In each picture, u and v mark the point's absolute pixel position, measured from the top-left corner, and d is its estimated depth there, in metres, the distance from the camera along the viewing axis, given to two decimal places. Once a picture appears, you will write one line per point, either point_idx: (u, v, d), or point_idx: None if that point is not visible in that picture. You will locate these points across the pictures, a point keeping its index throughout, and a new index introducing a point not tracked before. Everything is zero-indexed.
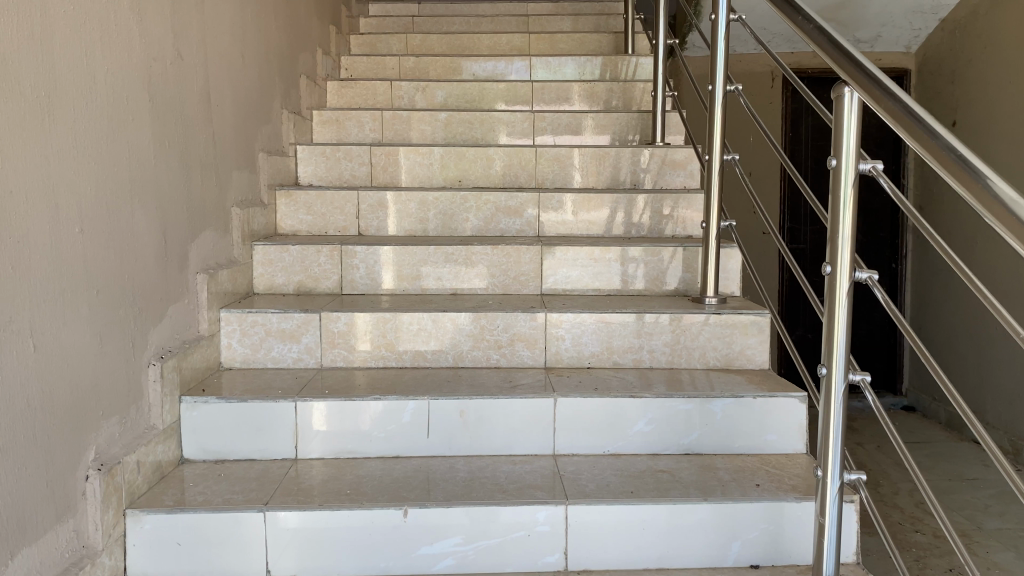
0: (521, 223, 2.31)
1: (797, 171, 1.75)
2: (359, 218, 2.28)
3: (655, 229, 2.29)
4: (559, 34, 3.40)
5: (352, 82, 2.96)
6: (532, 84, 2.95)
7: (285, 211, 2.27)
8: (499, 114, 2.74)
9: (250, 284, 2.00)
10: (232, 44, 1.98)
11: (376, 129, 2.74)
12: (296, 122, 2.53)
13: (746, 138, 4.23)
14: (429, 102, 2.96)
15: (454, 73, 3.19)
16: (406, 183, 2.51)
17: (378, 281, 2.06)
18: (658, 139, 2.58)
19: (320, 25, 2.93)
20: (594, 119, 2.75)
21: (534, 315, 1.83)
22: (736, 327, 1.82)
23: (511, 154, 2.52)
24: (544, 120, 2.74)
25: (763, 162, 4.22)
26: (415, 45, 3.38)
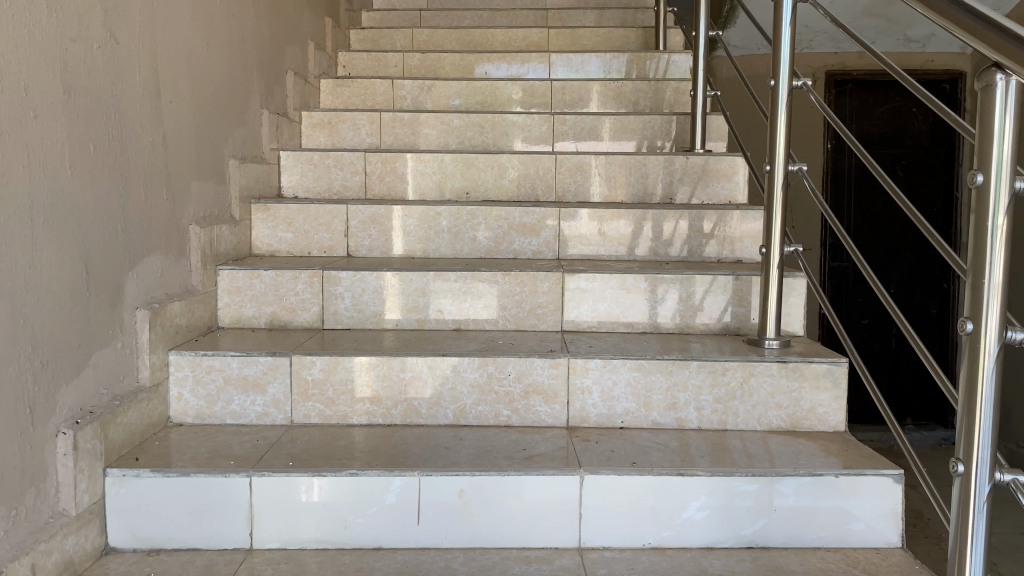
0: (538, 243, 1.96)
1: (866, 153, 1.38)
2: (347, 236, 1.94)
3: (695, 251, 1.94)
4: (581, 29, 3.05)
5: (349, 80, 2.63)
6: (551, 83, 2.60)
7: (261, 228, 1.93)
8: (513, 117, 2.40)
9: (212, 317, 1.67)
10: (193, 29, 1.65)
11: (374, 133, 2.40)
12: (280, 124, 2.20)
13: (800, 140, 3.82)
14: (435, 103, 2.62)
15: (465, 72, 2.85)
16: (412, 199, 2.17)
17: (367, 314, 1.72)
18: (698, 146, 2.23)
19: (314, 17, 2.60)
20: (623, 123, 2.40)
21: (554, 361, 1.48)
22: (805, 378, 1.47)
23: (527, 161, 2.17)
24: (564, 123, 2.40)
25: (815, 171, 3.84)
26: (421, 41, 3.05)
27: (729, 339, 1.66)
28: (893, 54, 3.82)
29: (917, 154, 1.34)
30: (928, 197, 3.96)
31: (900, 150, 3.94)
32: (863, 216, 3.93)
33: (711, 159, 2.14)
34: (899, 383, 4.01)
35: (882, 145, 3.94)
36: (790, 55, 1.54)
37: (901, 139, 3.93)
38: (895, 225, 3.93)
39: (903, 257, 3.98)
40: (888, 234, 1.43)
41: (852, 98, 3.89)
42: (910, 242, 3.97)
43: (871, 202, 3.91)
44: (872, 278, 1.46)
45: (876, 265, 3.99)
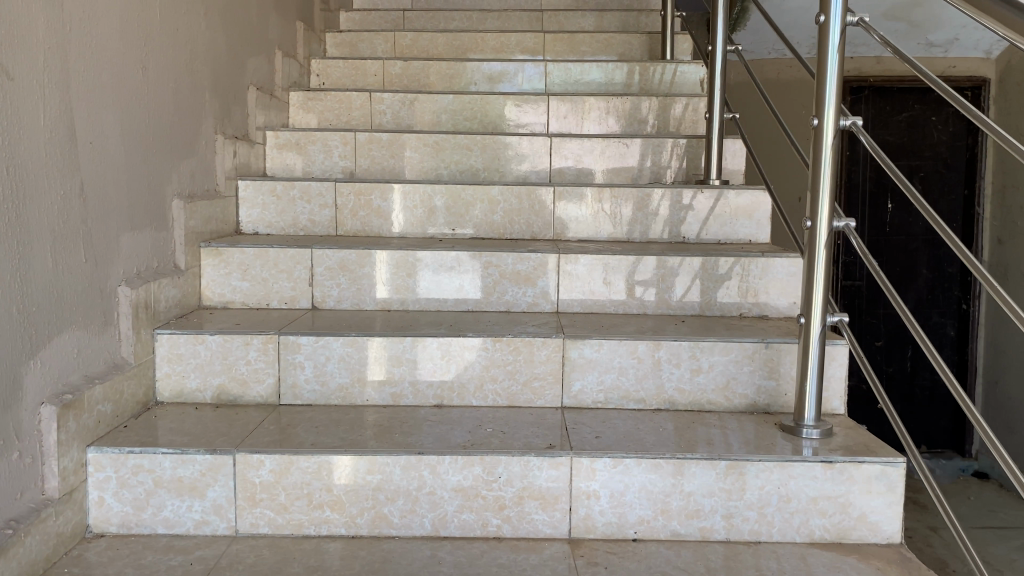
0: (533, 294, 1.70)
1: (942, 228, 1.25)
2: (312, 285, 1.68)
3: (712, 305, 1.69)
4: (580, 33, 2.80)
5: (321, 91, 2.35)
6: (548, 98, 2.34)
7: (211, 276, 1.67)
8: (506, 138, 2.14)
9: (145, 392, 1.41)
10: (125, 52, 1.38)
11: (348, 155, 2.14)
12: (239, 148, 1.94)
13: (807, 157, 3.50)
14: (418, 118, 2.36)
15: (453, 81, 2.58)
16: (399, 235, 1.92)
17: (331, 387, 1.46)
18: (713, 177, 1.99)
19: (282, 22, 2.33)
20: (627, 146, 2.14)
21: (554, 461, 1.22)
22: (855, 481, 1.23)
23: (522, 193, 1.91)
24: (562, 145, 2.14)
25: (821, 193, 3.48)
26: (404, 45, 2.79)
27: (759, 421, 1.40)
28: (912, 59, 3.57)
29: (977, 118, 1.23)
30: (946, 211, 3.73)
31: (919, 162, 3.70)
32: (878, 232, 3.70)
33: (728, 194, 1.90)
34: (915, 409, 3.80)
35: (899, 156, 3.69)
36: (839, 88, 1.29)
37: (920, 150, 3.69)
38: (912, 241, 3.71)
39: (920, 275, 3.76)
40: (933, 217, 1.32)
41: (868, 106, 3.65)
42: (928, 260, 3.74)
43: (887, 216, 3.69)
44: (929, 346, 1.25)
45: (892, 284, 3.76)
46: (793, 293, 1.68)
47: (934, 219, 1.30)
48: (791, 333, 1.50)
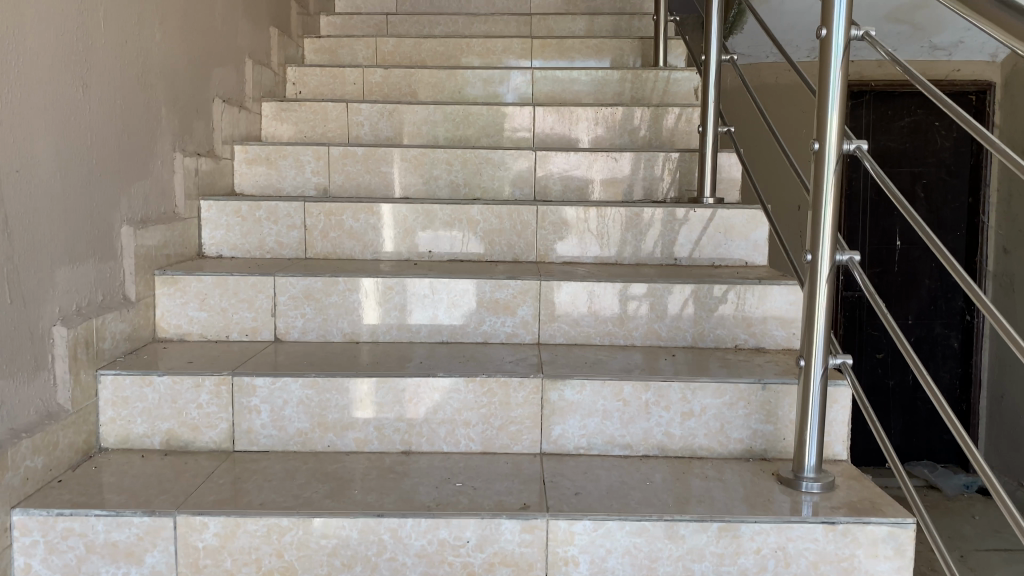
0: (513, 324, 1.57)
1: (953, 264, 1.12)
2: (275, 315, 1.56)
3: (705, 337, 1.57)
4: (569, 38, 2.68)
5: (295, 102, 2.23)
6: (534, 109, 2.23)
7: (166, 306, 1.55)
8: (489, 152, 2.02)
9: (85, 440, 1.29)
10: (63, 68, 1.26)
11: (321, 171, 2.02)
12: (202, 165, 1.81)
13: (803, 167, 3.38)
14: (397, 129, 2.24)
15: (435, 90, 2.47)
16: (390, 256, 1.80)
17: (290, 432, 1.34)
18: (707, 196, 1.88)
19: (254, 29, 2.21)
20: (616, 160, 2.02)
21: (528, 524, 1.10)
22: (860, 545, 1.11)
23: (504, 213, 1.79)
24: (547, 160, 2.02)
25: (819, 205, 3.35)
26: (386, 52, 2.67)
27: (755, 470, 1.29)
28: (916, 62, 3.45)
29: (950, 111, 1.11)
30: (950, 219, 3.62)
31: (922, 168, 3.58)
32: (880, 241, 3.58)
33: (723, 213, 1.79)
34: (917, 423, 3.69)
35: (901, 163, 3.58)
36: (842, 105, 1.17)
37: (923, 156, 3.57)
38: (914, 250, 3.59)
39: (924, 284, 3.64)
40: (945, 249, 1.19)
41: (870, 110, 3.54)
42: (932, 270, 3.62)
43: (888, 225, 3.56)
44: (929, 381, 1.13)
45: (893, 294, 3.65)
46: (792, 324, 1.57)
47: (916, 223, 1.17)
48: (791, 372, 1.39)
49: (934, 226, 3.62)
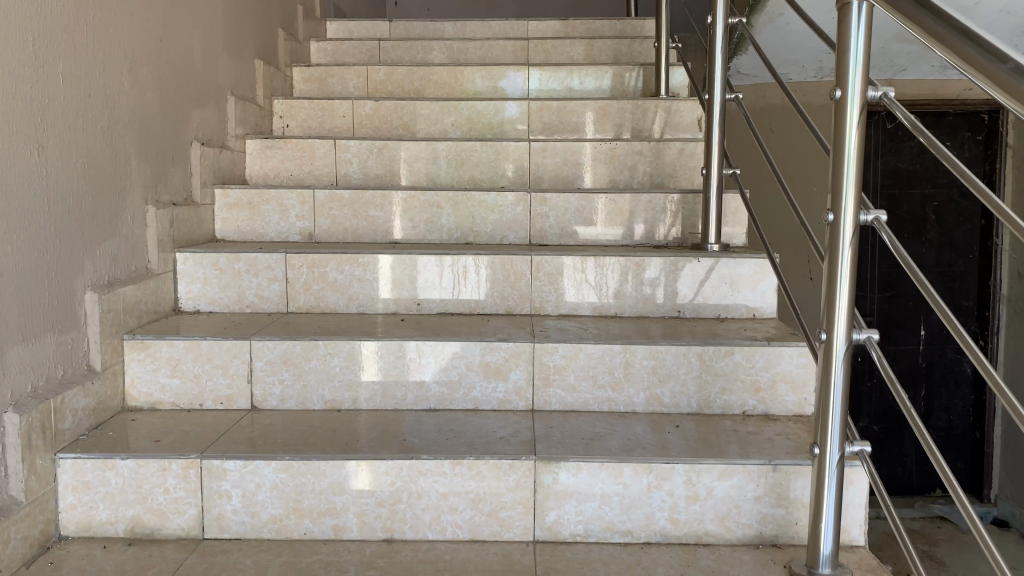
0: (505, 389, 1.47)
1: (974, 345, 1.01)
2: (251, 382, 1.46)
3: (710, 402, 1.47)
4: (566, 66, 2.59)
5: (280, 139, 2.13)
6: (530, 145, 2.15)
7: (137, 372, 1.47)
8: (482, 194, 1.92)
9: (42, 531, 1.20)
10: (15, 131, 1.17)
11: (306, 216, 1.92)
12: (178, 215, 1.72)
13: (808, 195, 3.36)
14: (386, 166, 2.15)
15: (428, 122, 2.38)
16: (387, 311, 1.71)
17: (264, 519, 1.25)
18: (712, 243, 1.78)
19: (237, 63, 2.13)
20: (616, 202, 1.92)
21: None
22: None
23: (497, 264, 1.69)
24: (543, 202, 1.92)
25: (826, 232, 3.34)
26: (377, 81, 2.58)
27: (766, 561, 1.19)
28: (927, 81, 3.34)
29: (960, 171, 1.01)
30: (962, 242, 3.51)
31: (933, 189, 3.48)
32: (890, 265, 3.48)
33: (728, 261, 1.67)
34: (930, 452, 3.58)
35: (911, 184, 3.47)
36: (858, 171, 1.07)
37: (935, 177, 3.46)
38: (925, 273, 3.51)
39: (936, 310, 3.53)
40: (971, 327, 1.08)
41: (879, 131, 3.44)
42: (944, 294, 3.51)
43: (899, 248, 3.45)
44: (948, 474, 1.02)
45: (904, 319, 3.54)
46: (803, 389, 1.47)
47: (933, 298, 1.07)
48: (804, 449, 1.28)
49: (946, 249, 3.51)
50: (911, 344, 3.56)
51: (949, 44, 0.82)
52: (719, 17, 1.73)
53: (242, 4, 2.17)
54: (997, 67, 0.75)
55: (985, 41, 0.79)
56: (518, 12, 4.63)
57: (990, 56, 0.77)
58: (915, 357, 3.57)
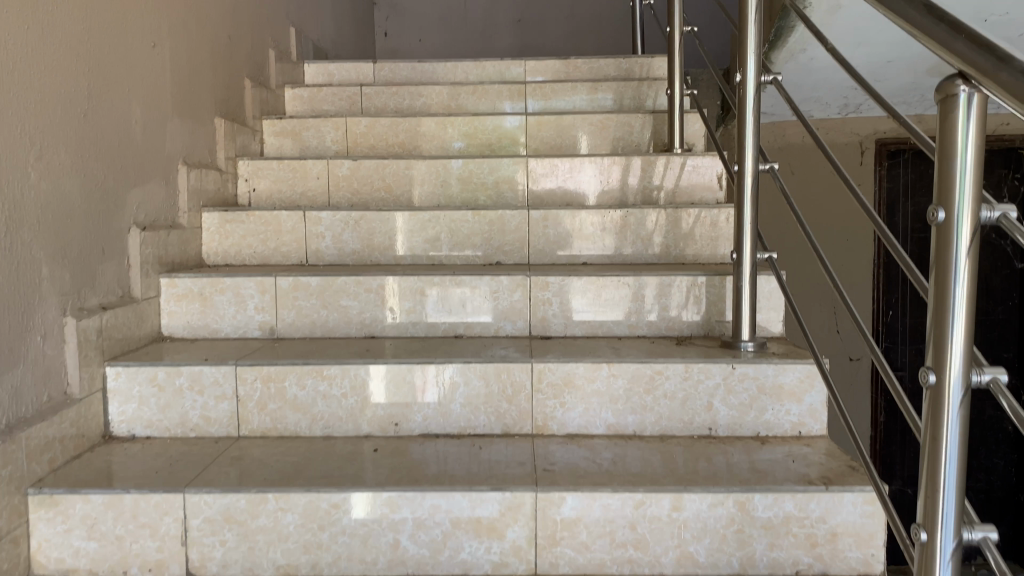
0: (500, 549, 1.19)
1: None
2: (186, 545, 1.19)
3: (756, 560, 1.19)
4: (568, 115, 2.33)
5: (242, 211, 1.86)
6: (528, 213, 1.87)
7: (44, 534, 1.19)
8: (472, 278, 1.64)
9: None
10: None
11: (266, 307, 1.64)
12: (112, 320, 1.45)
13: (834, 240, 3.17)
14: (364, 240, 1.87)
15: (414, 183, 2.10)
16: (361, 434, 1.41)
17: None
18: (746, 340, 1.50)
19: (193, 126, 1.86)
20: (629, 286, 1.63)
21: None
22: None
23: (491, 375, 1.40)
24: (545, 285, 1.63)
25: (859, 279, 3.16)
26: (357, 134, 2.32)
27: None
28: None
29: None
30: (1001, 288, 3.23)
31: None
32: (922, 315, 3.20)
33: (770, 366, 1.39)
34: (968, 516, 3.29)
35: None
36: (970, 307, 0.79)
37: None
38: None
39: None
40: None
41: (909, 170, 3.15)
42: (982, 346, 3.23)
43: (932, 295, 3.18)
44: None
45: None
46: (869, 542, 1.18)
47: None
48: None
49: (983, 295, 3.23)
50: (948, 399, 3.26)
51: (962, 56, 0.75)
52: (750, 74, 1.45)
53: (198, 57, 1.91)
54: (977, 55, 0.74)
55: (1000, 50, 0.71)
56: (514, 49, 4.39)
57: (983, 50, 0.73)
58: None
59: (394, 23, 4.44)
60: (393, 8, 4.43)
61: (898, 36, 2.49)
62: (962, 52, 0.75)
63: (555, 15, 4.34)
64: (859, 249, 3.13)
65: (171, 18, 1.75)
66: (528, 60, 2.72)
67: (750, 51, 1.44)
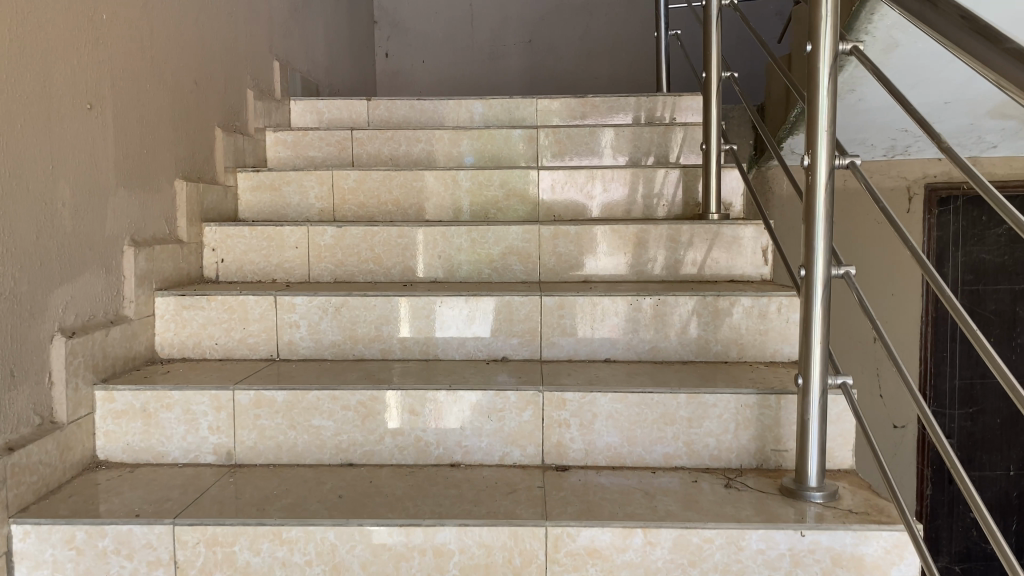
0: None
1: None
2: None
3: None
4: (585, 169, 2.04)
5: (201, 296, 1.57)
6: (541, 298, 1.57)
7: None
8: (473, 394, 1.34)
9: None
10: None
11: (223, 428, 1.35)
12: (23, 460, 1.16)
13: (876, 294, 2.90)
14: (344, 330, 1.57)
15: (407, 251, 1.81)
16: None
17: None
18: (813, 485, 1.21)
19: (144, 194, 1.57)
20: (665, 406, 1.33)
21: None
22: None
23: (495, 541, 1.11)
24: (561, 404, 1.33)
25: (906, 338, 2.87)
26: (345, 190, 2.03)
27: None
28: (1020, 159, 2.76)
29: None
30: None
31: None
32: (973, 375, 2.89)
33: (849, 534, 1.09)
34: None
35: (1000, 279, 2.86)
36: None
37: None
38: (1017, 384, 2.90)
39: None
40: None
41: (960, 217, 2.84)
42: None
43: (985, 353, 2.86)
44: None
45: (990, 440, 2.94)
46: None
47: None
48: None
49: None
50: (999, 469, 2.96)
51: (933, 24, 0.92)
52: (822, 158, 1.17)
53: (153, 111, 1.62)
54: (964, 36, 0.86)
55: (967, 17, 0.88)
56: (523, 72, 4.10)
57: (971, 33, 0.85)
58: (1004, 484, 2.95)
59: (396, 43, 4.15)
60: (394, 28, 4.14)
61: (962, 74, 2.19)
62: (954, 34, 0.88)
63: (568, 38, 4.06)
64: (904, 305, 2.86)
65: (114, 69, 1.47)
66: (541, 99, 2.44)
67: (821, 130, 1.16)
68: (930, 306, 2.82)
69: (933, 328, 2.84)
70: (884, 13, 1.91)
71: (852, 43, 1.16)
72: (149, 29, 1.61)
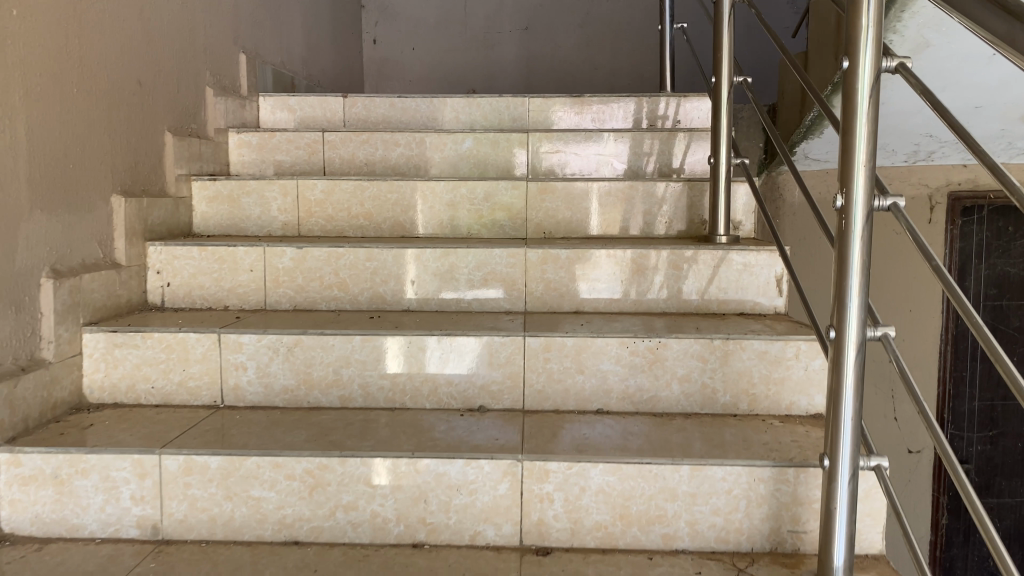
0: None
1: None
2: None
3: None
4: (579, 182, 1.83)
5: (135, 332, 1.38)
6: (525, 339, 1.37)
7: None
8: (440, 463, 1.14)
9: None
10: None
11: (148, 497, 1.16)
12: None
13: (892, 310, 2.72)
14: (298, 374, 1.37)
15: (376, 275, 1.61)
16: None
17: None
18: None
19: (69, 213, 1.37)
20: (665, 479, 1.13)
21: None
22: None
23: None
24: (543, 476, 1.14)
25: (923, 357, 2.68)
26: (311, 202, 1.83)
27: None
28: None
29: None
30: None
31: None
32: (994, 397, 2.69)
33: None
34: None
35: None
36: None
37: None
38: None
39: None
40: None
41: (984, 228, 2.63)
42: None
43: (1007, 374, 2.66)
44: None
45: (1011, 465, 2.74)
46: None
47: None
48: None
49: None
50: (1020, 495, 2.76)
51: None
52: (858, 198, 0.97)
53: (83, 117, 1.41)
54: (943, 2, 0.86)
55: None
56: (519, 60, 3.87)
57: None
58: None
59: (384, 29, 3.93)
60: (383, 12, 3.92)
61: (997, 77, 1.98)
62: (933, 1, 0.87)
63: (566, 26, 3.83)
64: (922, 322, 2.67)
65: (29, 73, 1.25)
66: (533, 97, 2.23)
67: (860, 165, 0.96)
68: (951, 324, 2.62)
69: (954, 348, 2.64)
70: (916, 11, 1.70)
71: (897, 60, 0.97)
72: (78, 24, 1.39)
